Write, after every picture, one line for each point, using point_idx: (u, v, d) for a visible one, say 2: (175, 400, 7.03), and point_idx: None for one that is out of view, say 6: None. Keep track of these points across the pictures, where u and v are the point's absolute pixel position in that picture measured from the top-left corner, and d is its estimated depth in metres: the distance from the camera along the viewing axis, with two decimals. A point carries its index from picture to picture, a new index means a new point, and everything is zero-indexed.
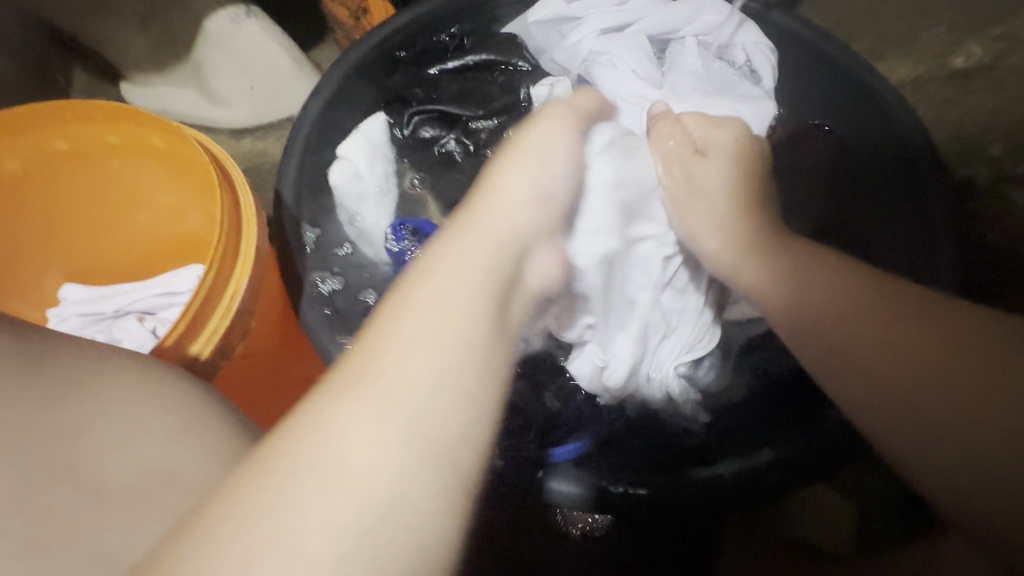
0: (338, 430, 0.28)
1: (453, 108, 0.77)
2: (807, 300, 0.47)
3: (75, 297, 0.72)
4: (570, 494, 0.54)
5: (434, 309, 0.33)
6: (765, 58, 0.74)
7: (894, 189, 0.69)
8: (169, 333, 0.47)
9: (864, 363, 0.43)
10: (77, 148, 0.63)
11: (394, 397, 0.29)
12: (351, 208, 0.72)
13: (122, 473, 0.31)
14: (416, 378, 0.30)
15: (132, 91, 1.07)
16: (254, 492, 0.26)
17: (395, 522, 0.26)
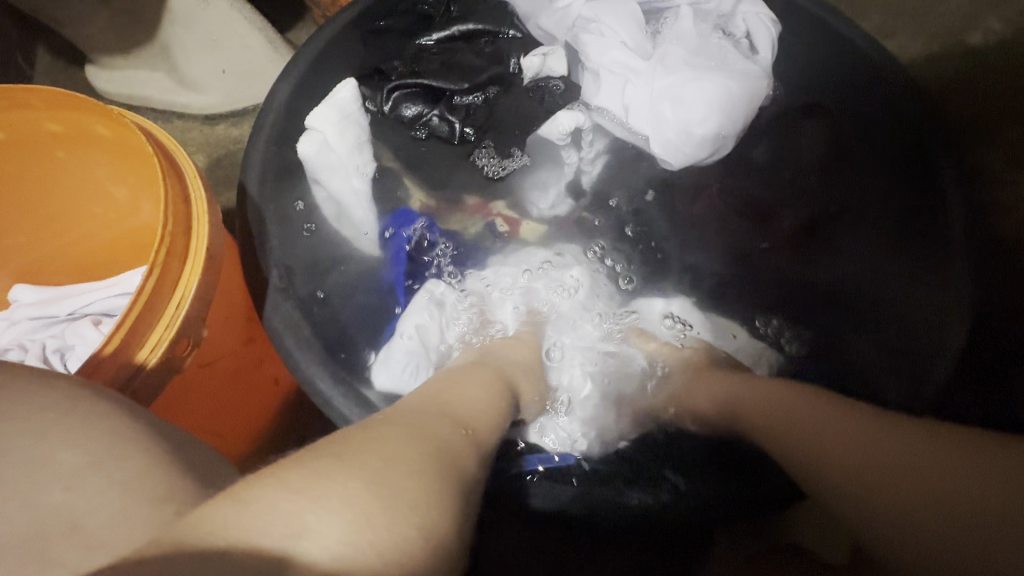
0: (383, 439, 0.31)
1: (433, 81, 0.68)
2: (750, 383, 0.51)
3: (27, 299, 0.67)
4: (549, 504, 0.54)
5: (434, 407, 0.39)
6: (766, 32, 0.69)
7: (898, 204, 0.65)
8: (106, 341, 0.43)
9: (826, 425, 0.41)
10: (17, 137, 0.58)
11: (423, 429, 0.34)
12: (326, 182, 0.65)
13: (20, 520, 0.26)
14: (454, 426, 0.37)
15: (97, 75, 1.01)
16: (330, 463, 0.28)
17: (439, 506, 0.28)
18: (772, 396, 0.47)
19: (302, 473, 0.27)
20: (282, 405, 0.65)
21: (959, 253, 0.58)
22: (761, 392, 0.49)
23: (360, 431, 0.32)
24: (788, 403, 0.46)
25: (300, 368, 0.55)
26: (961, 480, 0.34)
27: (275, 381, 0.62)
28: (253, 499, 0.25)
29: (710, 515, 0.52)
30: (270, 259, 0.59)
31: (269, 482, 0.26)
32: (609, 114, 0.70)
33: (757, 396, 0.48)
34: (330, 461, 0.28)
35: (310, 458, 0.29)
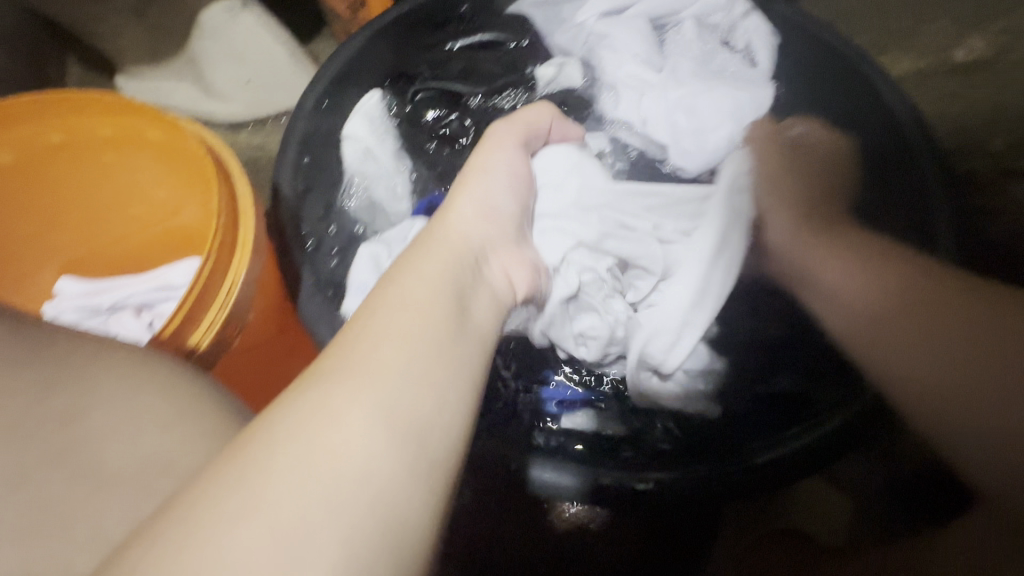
0: (325, 404, 0.31)
1: (454, 86, 0.78)
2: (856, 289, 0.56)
3: (71, 291, 0.71)
4: (559, 483, 0.53)
5: (388, 333, 0.36)
6: (765, 43, 0.73)
7: (880, 199, 0.68)
8: (165, 324, 0.47)
9: (915, 355, 0.50)
10: (72, 140, 0.62)
11: (368, 380, 0.33)
12: (364, 184, 0.73)
13: (122, 463, 0.31)
14: (383, 373, 0.33)
15: (128, 85, 1.06)
16: (227, 499, 0.27)
17: (375, 515, 0.28)
18: (868, 304, 0.55)
19: (195, 512, 0.27)
20: None
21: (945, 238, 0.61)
22: (863, 304, 0.55)
23: (299, 396, 0.32)
24: (909, 324, 0.52)
25: None
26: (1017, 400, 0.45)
27: None
28: (157, 540, 0.26)
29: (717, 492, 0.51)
30: (305, 256, 0.63)
31: (176, 526, 0.26)
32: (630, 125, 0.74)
33: (846, 286, 0.57)
34: (228, 492, 0.27)
35: (201, 490, 0.27)
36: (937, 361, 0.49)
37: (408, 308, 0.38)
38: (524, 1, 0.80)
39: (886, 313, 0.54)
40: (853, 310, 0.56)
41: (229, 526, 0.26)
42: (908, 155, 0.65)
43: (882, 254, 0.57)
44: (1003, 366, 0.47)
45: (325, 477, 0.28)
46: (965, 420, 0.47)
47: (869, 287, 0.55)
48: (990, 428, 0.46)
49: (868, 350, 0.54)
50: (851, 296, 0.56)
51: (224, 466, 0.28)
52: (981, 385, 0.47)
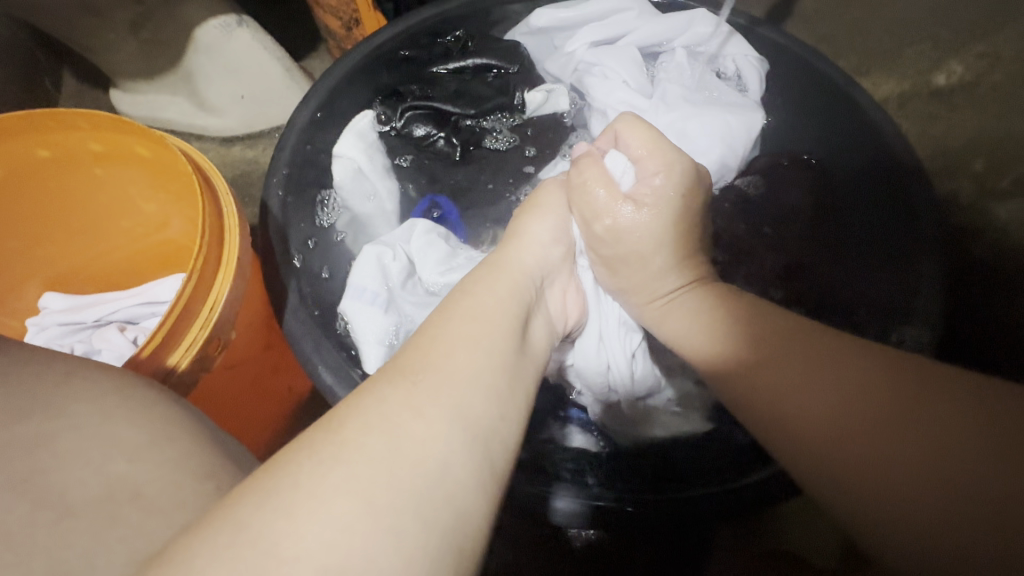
0: (402, 407, 0.32)
1: (444, 105, 0.74)
2: (754, 332, 0.46)
3: (55, 306, 0.71)
4: (563, 510, 0.51)
5: (463, 346, 0.37)
6: (754, 72, 0.75)
7: (871, 217, 0.69)
8: (145, 343, 0.47)
9: (803, 397, 0.40)
10: (60, 156, 0.62)
11: (445, 389, 0.34)
12: (351, 203, 0.73)
13: (86, 490, 0.29)
14: (433, 408, 0.32)
15: (122, 99, 1.07)
16: (266, 514, 0.26)
17: (447, 507, 0.29)
18: (738, 360, 0.45)
19: (231, 530, 0.26)
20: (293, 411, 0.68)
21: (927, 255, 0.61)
22: (733, 359, 0.45)
23: (378, 398, 0.32)
24: (770, 374, 0.43)
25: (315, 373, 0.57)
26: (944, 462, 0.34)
27: (288, 388, 0.66)
28: (188, 556, 0.25)
29: (707, 514, 0.50)
30: (292, 272, 0.63)
31: (198, 539, 0.25)
32: None
33: (727, 334, 0.47)
34: (268, 514, 0.26)
35: (239, 508, 0.27)
36: (836, 420, 0.38)
37: (465, 343, 0.37)
38: (517, 32, 0.82)
39: (769, 354, 0.44)
40: (719, 357, 0.46)
41: (264, 546, 0.25)
42: (884, 184, 0.66)
43: (727, 310, 0.48)
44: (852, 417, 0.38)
45: (359, 506, 0.27)
46: (850, 484, 0.36)
47: (735, 336, 0.46)
48: (924, 506, 0.34)
49: (748, 415, 0.43)
50: (699, 343, 0.48)
51: (309, 446, 0.29)
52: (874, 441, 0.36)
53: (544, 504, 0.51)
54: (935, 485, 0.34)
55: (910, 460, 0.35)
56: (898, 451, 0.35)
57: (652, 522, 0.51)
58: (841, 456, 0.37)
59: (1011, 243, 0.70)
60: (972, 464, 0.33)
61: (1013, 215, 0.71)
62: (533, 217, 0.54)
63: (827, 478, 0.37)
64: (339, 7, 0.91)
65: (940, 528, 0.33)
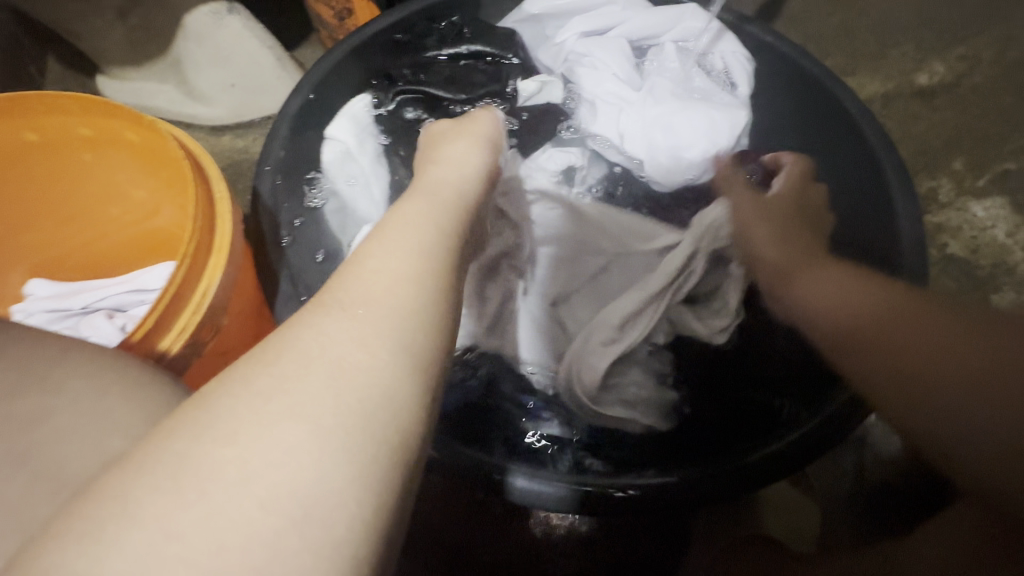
0: (296, 357, 0.28)
1: (435, 89, 0.77)
2: (863, 298, 0.54)
3: (41, 293, 0.70)
4: (543, 492, 0.52)
5: (369, 276, 0.32)
6: (742, 68, 0.76)
7: (853, 209, 0.70)
8: (137, 327, 0.47)
9: (914, 351, 0.49)
10: (48, 140, 0.62)
11: (346, 328, 0.29)
12: (340, 187, 0.73)
13: (82, 464, 0.30)
14: (314, 364, 0.27)
15: (108, 85, 1.05)
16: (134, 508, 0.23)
17: (362, 461, 0.25)
18: (885, 305, 0.53)
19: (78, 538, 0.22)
20: None
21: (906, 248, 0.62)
22: (879, 305, 0.53)
23: (268, 352, 0.28)
24: (907, 327, 0.51)
25: None
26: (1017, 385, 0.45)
27: None
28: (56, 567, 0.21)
29: (687, 499, 0.52)
30: (282, 259, 0.62)
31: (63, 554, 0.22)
32: (606, 140, 0.77)
33: (834, 293, 0.56)
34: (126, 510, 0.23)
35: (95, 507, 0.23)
36: (938, 359, 0.48)
37: (374, 284, 0.32)
38: (511, 20, 0.82)
39: (873, 316, 0.53)
40: (845, 318, 0.54)
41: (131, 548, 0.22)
42: (868, 178, 0.68)
43: (857, 274, 0.56)
44: (957, 350, 0.48)
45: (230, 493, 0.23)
46: (955, 420, 0.47)
47: (847, 288, 0.56)
48: (1006, 425, 0.45)
49: (865, 350, 0.52)
50: (837, 308, 0.55)
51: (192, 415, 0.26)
52: (950, 370, 0.47)
53: (527, 489, 0.52)
54: (988, 405, 0.45)
55: (958, 386, 0.47)
56: (960, 384, 0.47)
57: (636, 508, 0.52)
58: (929, 397, 0.48)
59: (985, 240, 0.73)
60: (1004, 378, 0.46)
61: (989, 213, 0.74)
62: (440, 168, 0.51)
63: (931, 417, 0.48)
64: None
65: (1014, 441, 0.44)
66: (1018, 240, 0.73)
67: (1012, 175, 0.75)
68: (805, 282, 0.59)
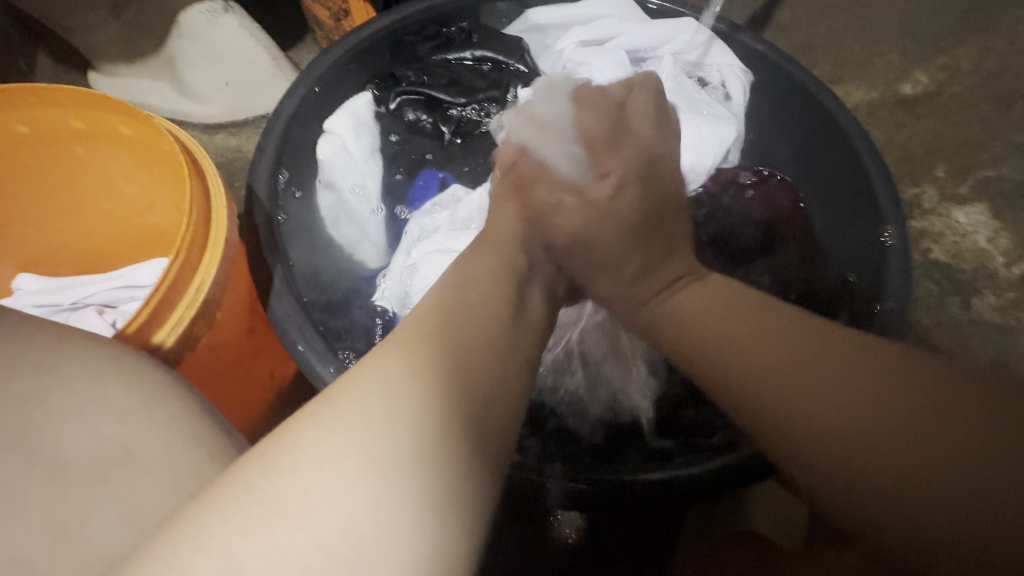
0: (398, 380, 0.33)
1: (438, 92, 0.78)
2: (730, 297, 0.46)
3: (30, 288, 0.69)
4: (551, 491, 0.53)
5: (465, 332, 0.38)
6: (738, 79, 0.78)
7: (844, 208, 0.71)
8: (130, 319, 0.47)
9: (763, 353, 0.40)
10: (40, 132, 0.61)
11: (430, 368, 0.34)
12: (336, 183, 0.73)
13: (83, 449, 0.31)
14: (417, 369, 0.34)
15: (100, 81, 1.04)
16: (286, 466, 0.29)
17: (422, 500, 0.29)
18: (750, 302, 0.45)
19: (237, 489, 0.28)
20: (276, 398, 0.68)
21: (893, 245, 0.62)
22: (743, 302, 0.45)
23: (377, 375, 0.33)
24: (704, 296, 0.47)
25: (299, 354, 0.57)
26: (907, 433, 0.34)
27: (272, 375, 0.66)
28: (200, 516, 0.27)
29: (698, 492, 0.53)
30: (276, 258, 0.62)
31: (210, 506, 0.27)
32: None
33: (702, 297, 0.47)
34: (276, 475, 0.28)
35: (249, 470, 0.29)
36: (811, 366, 0.38)
37: (452, 319, 0.39)
38: (516, 27, 0.84)
39: (762, 317, 0.43)
40: (695, 313, 0.46)
41: (267, 504, 0.27)
42: (855, 183, 0.69)
43: (705, 279, 0.50)
44: (838, 353, 0.38)
45: (383, 459, 0.29)
46: (819, 444, 0.36)
47: (704, 298, 0.47)
48: (892, 462, 0.33)
49: (704, 361, 0.44)
50: (695, 296, 0.48)
51: (285, 439, 0.30)
52: (815, 378, 0.37)
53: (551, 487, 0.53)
54: (919, 436, 0.33)
55: (810, 408, 0.36)
56: (820, 403, 0.36)
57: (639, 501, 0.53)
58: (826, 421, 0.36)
59: (966, 245, 0.75)
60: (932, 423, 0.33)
61: (970, 219, 0.76)
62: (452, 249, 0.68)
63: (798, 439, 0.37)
64: None
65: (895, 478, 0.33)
66: (998, 245, 0.75)
67: (991, 182, 0.77)
68: (665, 289, 0.50)
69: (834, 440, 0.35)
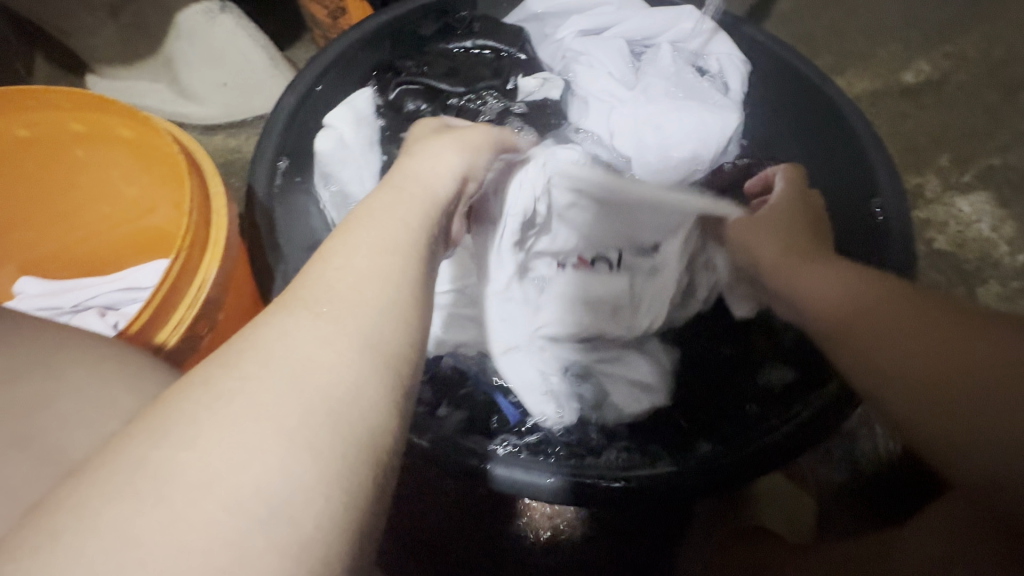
0: (308, 333, 0.28)
1: (438, 83, 0.76)
2: (850, 293, 0.48)
3: (32, 291, 0.69)
4: (537, 482, 0.52)
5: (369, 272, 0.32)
6: (736, 69, 0.77)
7: (847, 199, 0.71)
8: (133, 320, 0.47)
9: (900, 350, 0.43)
10: (39, 136, 0.61)
11: (347, 316, 0.29)
12: (334, 175, 0.72)
13: (84, 450, 0.31)
14: (324, 326, 0.28)
15: (98, 83, 1.04)
16: (178, 445, 0.23)
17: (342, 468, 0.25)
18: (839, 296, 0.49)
19: (120, 471, 0.23)
20: None
21: (897, 235, 0.62)
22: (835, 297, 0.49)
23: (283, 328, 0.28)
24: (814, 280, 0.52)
25: None
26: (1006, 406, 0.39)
27: None
28: (78, 503, 0.22)
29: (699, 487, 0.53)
30: (278, 257, 0.63)
31: (80, 497, 0.22)
32: (597, 137, 0.76)
33: (826, 297, 0.50)
34: (167, 451, 0.23)
35: (139, 448, 0.23)
36: (935, 358, 0.42)
37: (366, 264, 0.32)
38: (516, 17, 0.84)
39: (889, 311, 0.45)
40: (825, 314, 0.49)
41: (160, 483, 0.22)
42: (857, 174, 0.69)
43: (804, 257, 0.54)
44: (964, 343, 0.41)
45: (294, 431, 0.25)
46: (954, 428, 0.40)
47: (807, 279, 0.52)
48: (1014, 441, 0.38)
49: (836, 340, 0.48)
50: (811, 294, 0.51)
51: (175, 407, 0.25)
52: (947, 367, 0.41)
53: (535, 484, 0.52)
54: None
55: (937, 402, 0.41)
56: (943, 396, 0.41)
57: (632, 498, 0.53)
58: (947, 408, 0.41)
59: (971, 234, 0.74)
60: None
61: (975, 207, 0.75)
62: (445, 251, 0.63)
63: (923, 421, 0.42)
64: None
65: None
66: (1002, 234, 0.74)
67: (996, 171, 0.77)
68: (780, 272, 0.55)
69: (959, 422, 0.40)
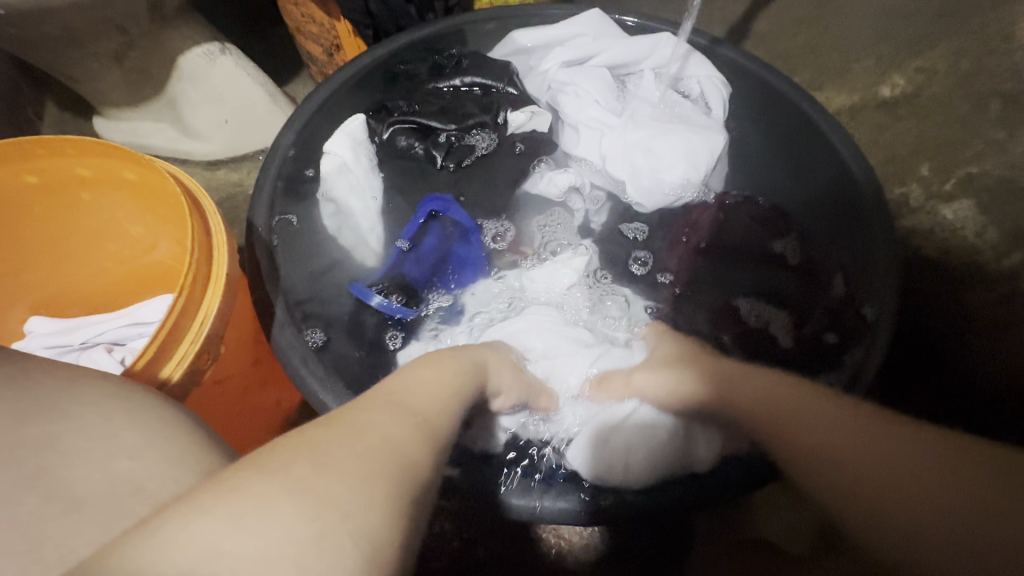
0: (388, 427, 0.36)
1: (430, 120, 0.77)
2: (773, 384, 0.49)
3: (42, 329, 0.71)
4: (555, 509, 0.56)
5: (426, 392, 0.43)
6: (717, 91, 0.80)
7: (828, 209, 0.73)
8: (137, 358, 0.49)
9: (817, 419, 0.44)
10: (49, 181, 0.64)
11: (414, 418, 0.38)
12: (339, 199, 0.75)
13: (93, 485, 0.33)
14: (402, 416, 0.38)
15: (105, 125, 1.08)
16: (291, 472, 0.29)
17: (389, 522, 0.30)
18: (784, 400, 0.47)
19: (266, 479, 0.29)
20: (285, 423, 0.70)
21: (879, 249, 0.64)
22: (780, 399, 0.47)
23: (366, 417, 0.36)
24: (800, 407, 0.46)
25: (305, 384, 0.58)
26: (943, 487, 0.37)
27: (278, 402, 0.68)
28: (215, 504, 0.27)
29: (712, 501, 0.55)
30: (276, 289, 0.64)
31: (213, 501, 0.27)
32: (590, 164, 0.81)
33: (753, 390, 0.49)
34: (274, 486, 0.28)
35: (260, 470, 0.29)
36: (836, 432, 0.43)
37: (431, 387, 0.43)
38: (501, 51, 0.87)
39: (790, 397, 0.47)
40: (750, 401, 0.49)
41: (250, 524, 0.26)
42: (840, 188, 0.70)
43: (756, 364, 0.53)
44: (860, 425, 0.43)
45: (350, 473, 0.30)
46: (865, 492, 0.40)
47: (745, 371, 0.52)
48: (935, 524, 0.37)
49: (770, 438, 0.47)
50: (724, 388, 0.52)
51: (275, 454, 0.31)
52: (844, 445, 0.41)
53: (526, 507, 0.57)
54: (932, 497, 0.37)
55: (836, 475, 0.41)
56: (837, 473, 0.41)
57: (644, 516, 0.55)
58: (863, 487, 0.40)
59: (954, 242, 0.74)
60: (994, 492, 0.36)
61: (958, 215, 0.74)
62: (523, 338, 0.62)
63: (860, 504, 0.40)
64: (320, 35, 0.94)
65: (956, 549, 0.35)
66: (987, 241, 0.71)
67: (976, 179, 0.74)
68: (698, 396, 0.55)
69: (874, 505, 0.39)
